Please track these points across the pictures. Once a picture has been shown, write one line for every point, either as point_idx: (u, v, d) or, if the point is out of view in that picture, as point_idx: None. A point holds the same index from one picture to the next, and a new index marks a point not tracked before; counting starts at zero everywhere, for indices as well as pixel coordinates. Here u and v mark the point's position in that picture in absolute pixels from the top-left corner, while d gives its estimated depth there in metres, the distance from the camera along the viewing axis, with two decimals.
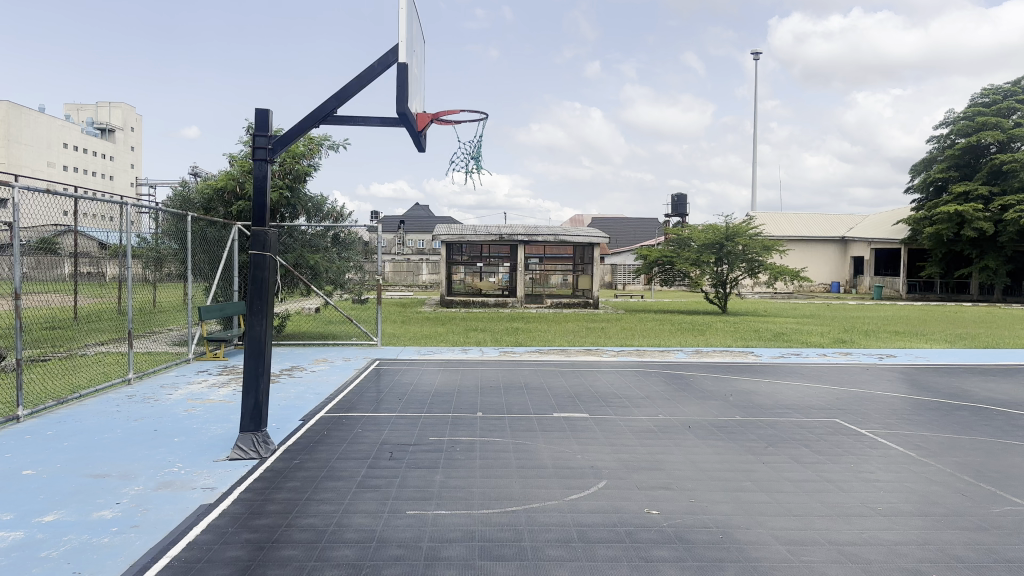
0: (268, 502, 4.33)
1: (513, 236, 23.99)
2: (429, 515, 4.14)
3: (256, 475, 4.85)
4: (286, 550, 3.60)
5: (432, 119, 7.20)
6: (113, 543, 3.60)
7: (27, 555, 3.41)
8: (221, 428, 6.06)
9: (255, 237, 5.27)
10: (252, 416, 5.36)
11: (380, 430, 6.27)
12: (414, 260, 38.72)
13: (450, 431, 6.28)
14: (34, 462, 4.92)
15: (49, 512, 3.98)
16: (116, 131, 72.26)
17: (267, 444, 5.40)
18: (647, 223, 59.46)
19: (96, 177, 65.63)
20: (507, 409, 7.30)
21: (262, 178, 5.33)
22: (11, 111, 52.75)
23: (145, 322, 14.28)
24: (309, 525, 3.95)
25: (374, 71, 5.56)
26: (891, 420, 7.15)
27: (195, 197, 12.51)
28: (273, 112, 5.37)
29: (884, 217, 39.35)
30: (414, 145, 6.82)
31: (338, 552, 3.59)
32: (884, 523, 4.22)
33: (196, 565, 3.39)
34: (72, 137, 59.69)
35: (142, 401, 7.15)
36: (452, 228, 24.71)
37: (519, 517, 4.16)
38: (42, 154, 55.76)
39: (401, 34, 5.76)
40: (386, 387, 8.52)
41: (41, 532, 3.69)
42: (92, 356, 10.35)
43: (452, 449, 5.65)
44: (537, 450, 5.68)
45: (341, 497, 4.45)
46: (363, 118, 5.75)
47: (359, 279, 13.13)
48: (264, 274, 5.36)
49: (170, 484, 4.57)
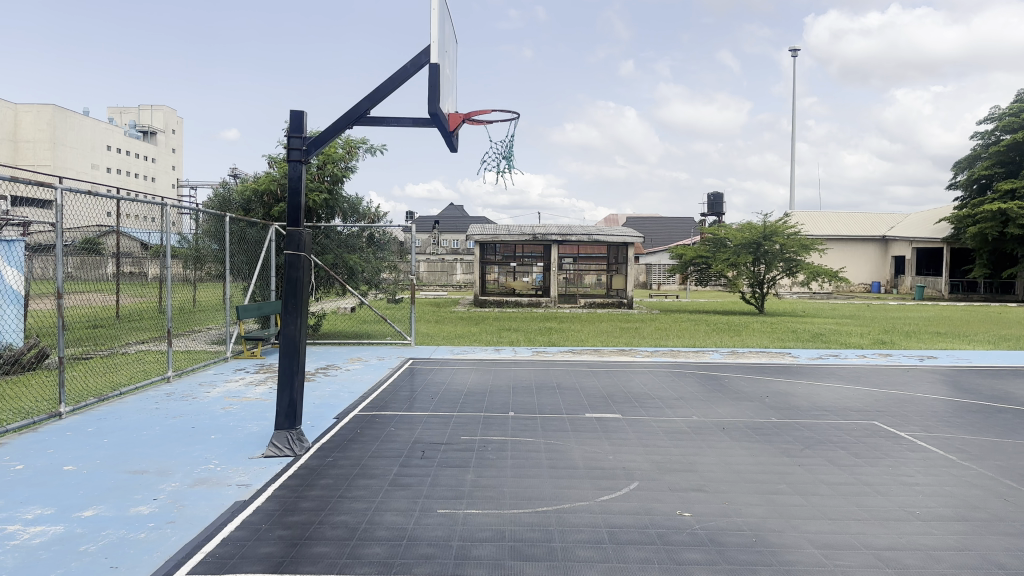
0: (302, 499, 4.39)
1: (546, 237, 23.99)
2: (459, 514, 4.15)
3: (290, 473, 4.92)
4: (317, 547, 3.64)
5: (465, 118, 7.21)
6: (149, 538, 3.67)
7: (65, 549, 3.49)
8: (257, 426, 6.15)
9: (290, 237, 5.31)
10: (287, 414, 5.43)
11: (412, 428, 6.31)
12: (449, 259, 38.95)
13: (481, 430, 6.29)
14: (75, 458, 5.06)
15: (88, 508, 4.08)
16: (158, 133, 74.08)
17: (302, 442, 5.46)
18: (681, 223, 59.02)
19: (137, 179, 67.18)
20: (540, 409, 7.30)
21: (297, 179, 5.39)
22: (57, 115, 54.03)
23: (185, 321, 14.53)
24: (342, 522, 3.99)
25: (406, 72, 5.58)
26: (933, 423, 6.97)
27: (235, 199, 12.70)
28: (307, 113, 5.43)
29: (926, 215, 38.43)
30: (446, 146, 6.84)
31: (369, 550, 3.62)
32: (922, 528, 4.11)
33: (230, 562, 3.43)
34: (116, 140, 61.22)
35: (179, 398, 7.28)
36: (485, 229, 24.80)
37: (550, 517, 4.15)
38: (86, 156, 57.19)
39: (433, 34, 5.78)
40: (420, 385, 8.57)
41: (80, 527, 3.78)
42: (133, 354, 10.54)
43: (484, 448, 5.66)
44: (569, 450, 5.67)
45: (373, 495, 4.49)
46: (396, 120, 5.78)
47: (394, 280, 13.25)
48: (298, 274, 5.41)
49: (207, 480, 4.66)
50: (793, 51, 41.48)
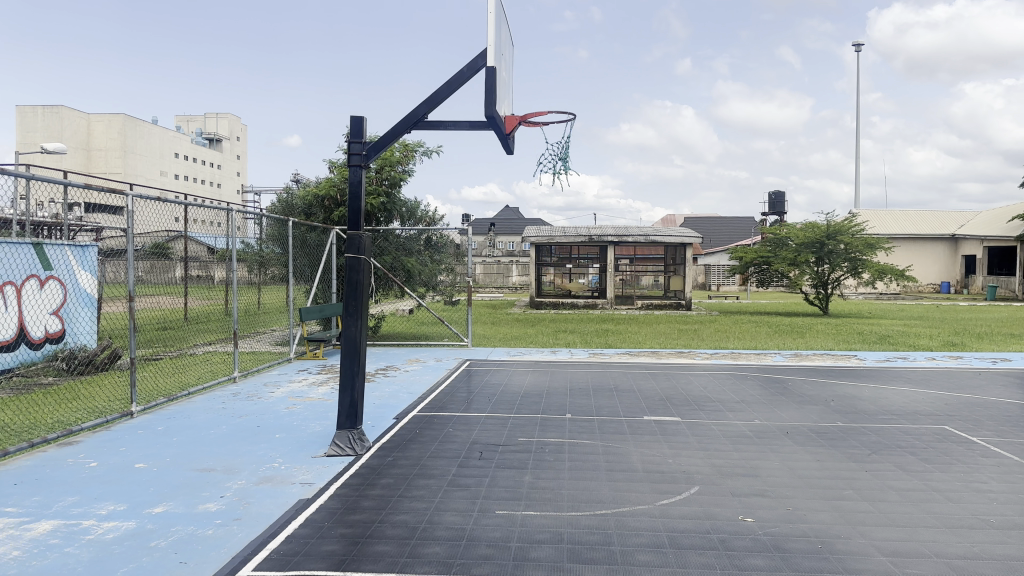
0: (363, 497, 4.46)
1: (603, 238, 23.86)
2: (517, 516, 4.15)
3: (352, 472, 5.01)
4: (378, 546, 3.69)
5: (521, 120, 7.24)
6: (217, 534, 3.78)
7: (137, 545, 3.62)
8: (320, 426, 6.28)
9: (349, 241, 5.41)
10: (348, 414, 5.53)
11: (470, 430, 6.35)
12: (505, 261, 39.10)
13: (538, 432, 6.29)
14: (147, 456, 5.25)
15: (159, 504, 4.23)
16: (224, 141, 76.41)
17: (363, 441, 5.55)
18: (741, 223, 57.97)
19: (204, 185, 69.39)
20: (597, 411, 7.26)
21: (356, 184, 5.49)
22: (129, 125, 56.23)
23: (250, 323, 14.94)
24: (401, 521, 4.05)
25: (463, 76, 5.63)
26: (1009, 428, 6.67)
27: (297, 203, 13.02)
28: (366, 119, 5.53)
29: (1000, 212, 36.85)
30: (502, 147, 6.87)
31: (429, 549, 3.66)
32: (998, 537, 3.94)
33: (293, 559, 3.51)
34: (184, 147, 63.42)
35: (245, 397, 7.49)
36: (541, 230, 24.82)
37: (609, 520, 4.12)
38: (156, 164, 59.36)
39: (489, 38, 5.81)
40: (477, 386, 8.62)
41: (151, 523, 3.92)
42: (201, 355, 10.89)
43: (541, 450, 5.66)
44: (626, 453, 5.63)
45: (432, 495, 4.54)
46: (452, 123, 5.83)
47: (451, 282, 13.37)
48: (358, 276, 5.50)
49: (271, 478, 4.78)
50: (857, 45, 40.37)
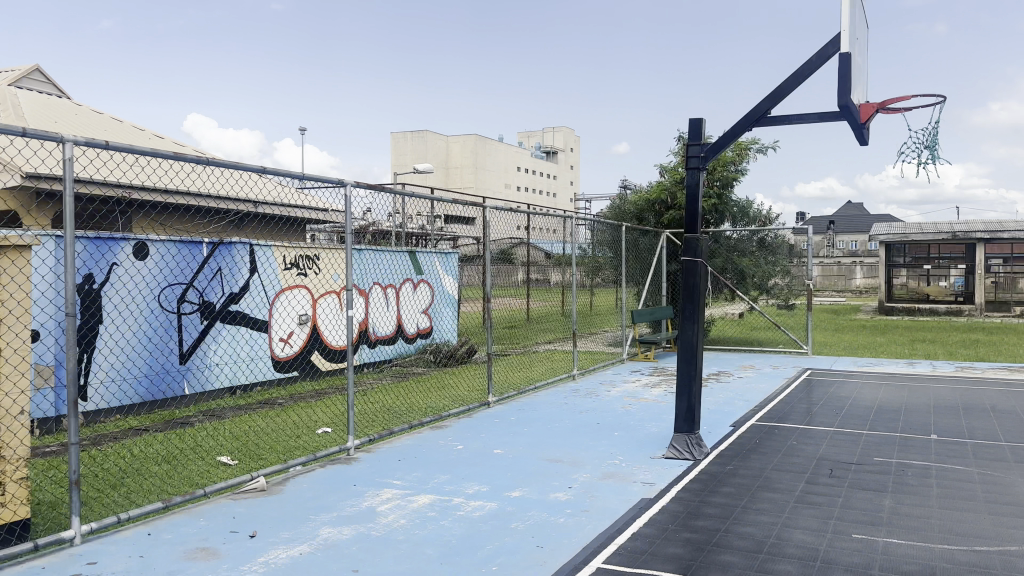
0: (706, 504, 4.40)
1: (969, 234, 20.76)
2: (879, 543, 3.76)
3: (692, 476, 4.97)
4: (725, 555, 3.61)
5: (876, 107, 6.57)
6: (568, 524, 4.01)
7: (501, 524, 3.98)
8: (657, 427, 6.35)
9: (687, 245, 5.40)
10: (687, 418, 5.50)
11: (815, 443, 5.93)
12: (845, 262, 36.00)
13: (897, 452, 5.65)
14: (503, 444, 5.76)
15: (516, 489, 4.61)
16: (558, 152, 81.56)
17: (701, 446, 5.48)
18: None
19: (541, 195, 74.72)
20: (971, 434, 6.30)
21: (695, 186, 5.45)
22: (479, 143, 62.78)
23: (585, 324, 15.71)
24: (747, 533, 3.91)
25: (810, 65, 5.28)
26: None
27: (629, 208, 13.37)
28: (705, 121, 5.46)
29: None
30: (854, 139, 6.30)
31: (780, 566, 3.47)
32: None
33: (641, 557, 3.58)
34: (524, 160, 68.97)
35: (584, 395, 7.88)
36: (891, 228, 22.37)
37: (997, 561, 3.53)
38: (501, 177, 65.41)
39: (841, 21, 5.38)
40: (820, 397, 8.03)
41: (511, 506, 4.28)
42: (542, 353, 11.73)
43: (902, 473, 5.07)
44: (1015, 486, 4.79)
45: (778, 509, 4.31)
46: (799, 116, 5.50)
47: (787, 284, 12.67)
48: (697, 280, 5.45)
49: (614, 475, 4.95)
50: None
